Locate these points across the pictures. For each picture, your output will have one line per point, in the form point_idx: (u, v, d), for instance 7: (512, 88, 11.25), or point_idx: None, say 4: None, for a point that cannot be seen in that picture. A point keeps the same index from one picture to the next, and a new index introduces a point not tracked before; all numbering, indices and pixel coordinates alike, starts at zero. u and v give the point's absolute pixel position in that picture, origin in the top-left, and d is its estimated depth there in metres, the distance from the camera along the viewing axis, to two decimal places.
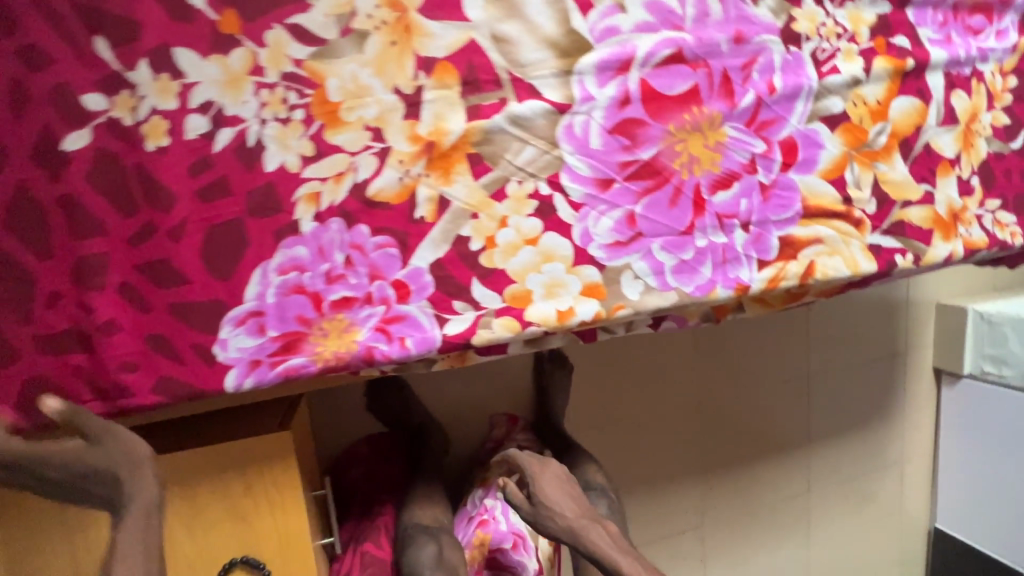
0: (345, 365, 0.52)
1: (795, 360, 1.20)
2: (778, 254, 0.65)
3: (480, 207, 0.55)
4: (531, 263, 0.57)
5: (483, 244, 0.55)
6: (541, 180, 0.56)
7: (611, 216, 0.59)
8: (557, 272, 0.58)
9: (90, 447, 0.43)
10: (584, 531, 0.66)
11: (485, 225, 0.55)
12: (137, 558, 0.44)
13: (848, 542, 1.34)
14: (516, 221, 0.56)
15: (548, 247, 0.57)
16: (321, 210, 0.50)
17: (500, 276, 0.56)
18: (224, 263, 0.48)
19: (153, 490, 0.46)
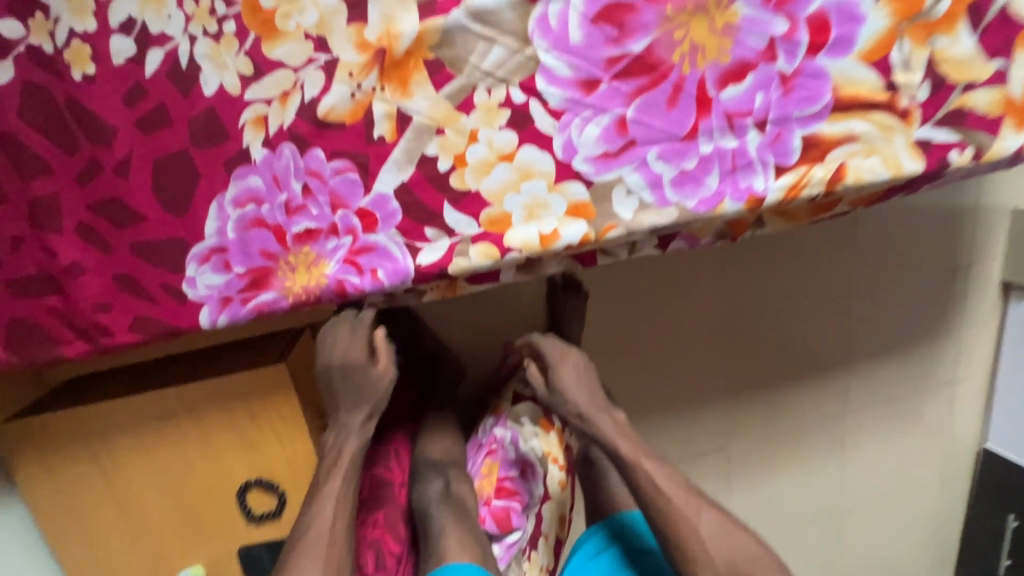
0: (318, 299, 0.51)
1: (835, 278, 1.10)
2: (800, 158, 0.56)
3: (446, 122, 0.49)
4: (508, 182, 0.52)
5: (452, 163, 0.50)
6: (512, 86, 0.50)
7: (598, 123, 0.52)
8: (538, 190, 0.52)
9: (366, 371, 0.58)
10: (595, 420, 0.64)
11: (452, 142, 0.50)
12: (338, 482, 0.58)
13: (886, 462, 1.30)
14: (487, 135, 0.50)
15: (526, 164, 0.52)
16: (271, 135, 0.46)
17: (473, 199, 0.52)
18: (176, 197, 0.46)
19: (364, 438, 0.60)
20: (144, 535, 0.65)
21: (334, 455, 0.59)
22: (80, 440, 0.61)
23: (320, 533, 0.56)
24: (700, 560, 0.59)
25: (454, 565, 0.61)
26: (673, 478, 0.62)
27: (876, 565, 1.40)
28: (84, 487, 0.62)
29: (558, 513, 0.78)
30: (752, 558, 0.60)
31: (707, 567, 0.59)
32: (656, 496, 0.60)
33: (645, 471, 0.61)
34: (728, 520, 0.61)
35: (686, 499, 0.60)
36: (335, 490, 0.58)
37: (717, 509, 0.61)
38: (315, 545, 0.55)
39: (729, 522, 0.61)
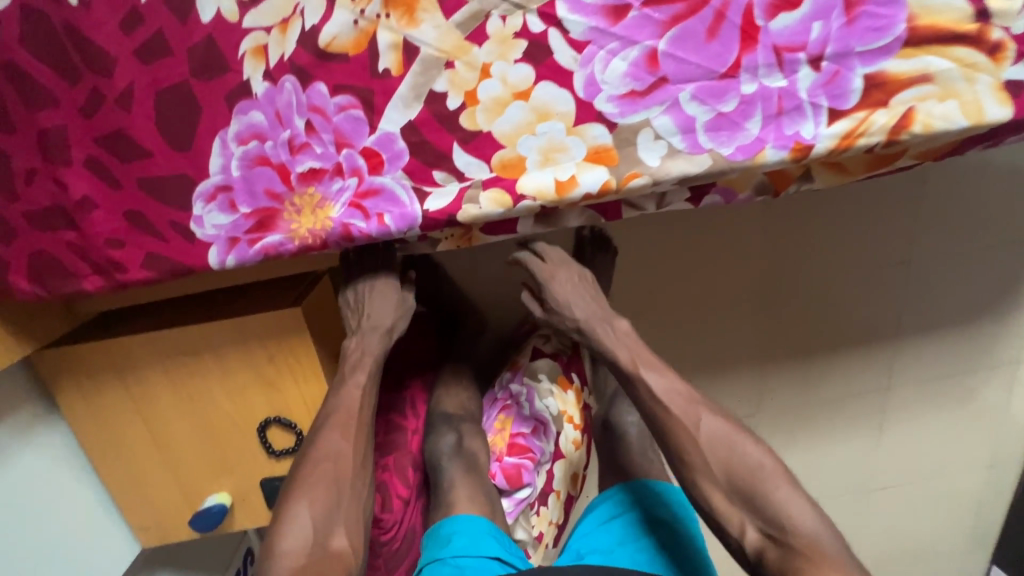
0: (324, 243, 0.50)
1: (892, 242, 1.00)
2: (860, 101, 0.49)
3: (457, 54, 0.45)
4: (523, 123, 0.48)
5: (463, 101, 0.47)
6: (530, 12, 0.45)
7: (625, 57, 0.46)
8: (556, 133, 0.48)
9: (384, 289, 0.62)
10: (595, 327, 0.63)
11: (463, 77, 0.46)
12: (362, 377, 0.60)
13: (929, 440, 1.22)
14: (501, 69, 0.46)
15: (543, 103, 0.47)
16: (271, 68, 0.45)
17: (485, 140, 0.48)
18: (180, 132, 0.45)
19: (381, 345, 0.62)
20: (174, 461, 0.69)
21: (358, 354, 0.61)
22: (112, 369, 0.64)
23: (347, 413, 0.58)
24: (697, 465, 0.56)
25: (458, 517, 0.62)
26: (675, 386, 0.59)
27: (906, 542, 1.36)
28: (119, 413, 0.66)
29: (570, 472, 0.78)
30: (760, 467, 0.55)
31: (705, 472, 0.56)
32: (654, 401, 0.58)
33: (645, 379, 0.59)
34: (731, 426, 0.57)
35: (684, 404, 0.57)
36: (357, 385, 0.59)
37: (720, 417, 0.58)
38: (342, 421, 0.57)
39: (732, 429, 0.57)
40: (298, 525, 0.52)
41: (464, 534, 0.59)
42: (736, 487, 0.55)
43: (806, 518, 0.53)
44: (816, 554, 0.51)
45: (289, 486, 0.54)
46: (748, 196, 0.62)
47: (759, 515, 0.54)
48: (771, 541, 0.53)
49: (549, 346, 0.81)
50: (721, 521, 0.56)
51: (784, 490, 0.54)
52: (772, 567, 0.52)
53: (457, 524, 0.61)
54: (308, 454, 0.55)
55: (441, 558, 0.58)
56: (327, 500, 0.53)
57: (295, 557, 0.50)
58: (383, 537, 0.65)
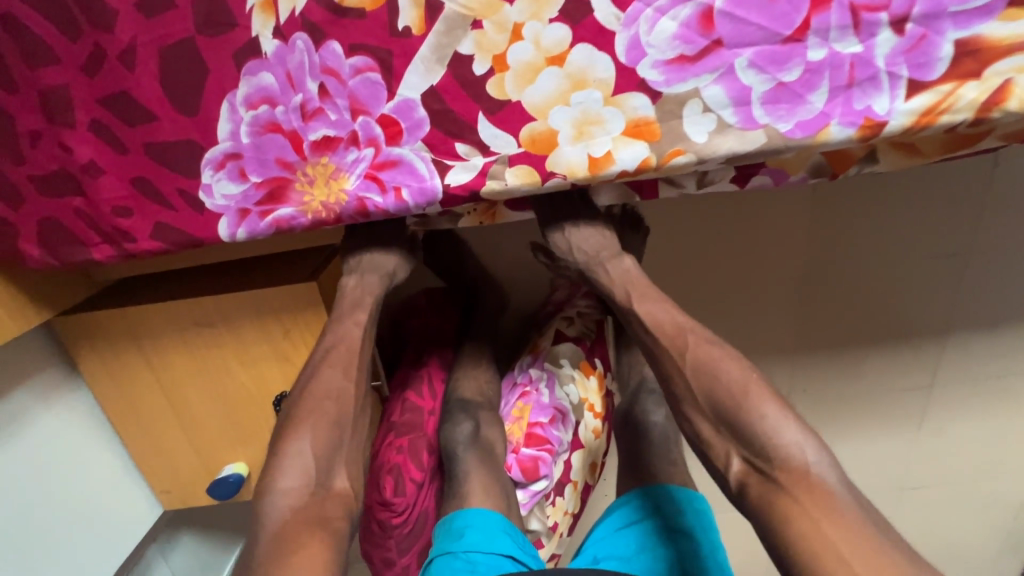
0: (338, 217, 0.48)
1: (954, 230, 0.92)
2: (946, 72, 0.42)
3: (485, 13, 0.41)
4: (557, 91, 0.43)
5: (490, 67, 0.43)
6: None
7: (675, 16, 0.41)
8: (592, 103, 0.43)
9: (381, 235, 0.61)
10: (594, 267, 0.60)
11: (491, 37, 0.41)
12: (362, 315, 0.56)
13: (972, 442, 1.15)
14: (534, 28, 0.41)
15: (580, 69, 0.42)
16: (282, 24, 0.41)
17: (512, 109, 0.44)
18: (186, 94, 0.42)
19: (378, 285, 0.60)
20: (192, 429, 0.69)
21: (358, 294, 0.58)
22: (129, 336, 0.63)
23: (347, 349, 0.54)
24: (681, 391, 0.49)
25: (472, 509, 0.59)
26: (672, 317, 0.52)
27: (935, 543, 1.31)
28: (138, 380, 0.66)
29: (588, 461, 0.77)
30: (746, 387, 0.46)
31: (688, 400, 0.48)
32: (648, 327, 0.52)
33: (637, 310, 0.54)
34: (722, 351, 0.48)
35: (671, 332, 0.51)
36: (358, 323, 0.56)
37: (711, 341, 0.49)
38: (342, 357, 0.53)
39: (721, 352, 0.48)
40: (297, 460, 0.46)
41: (477, 529, 0.57)
42: (719, 413, 0.46)
43: (800, 448, 0.43)
44: (803, 491, 0.42)
45: (283, 423, 0.49)
46: (803, 177, 0.56)
47: (742, 442, 0.45)
48: (755, 471, 0.44)
49: (572, 329, 0.81)
50: (707, 450, 0.48)
51: (774, 415, 0.44)
52: (754, 501, 0.44)
53: (469, 517, 0.58)
54: (306, 389, 0.50)
55: (451, 552, 0.56)
56: (331, 438, 0.48)
57: (293, 497, 0.44)
58: (394, 521, 0.63)
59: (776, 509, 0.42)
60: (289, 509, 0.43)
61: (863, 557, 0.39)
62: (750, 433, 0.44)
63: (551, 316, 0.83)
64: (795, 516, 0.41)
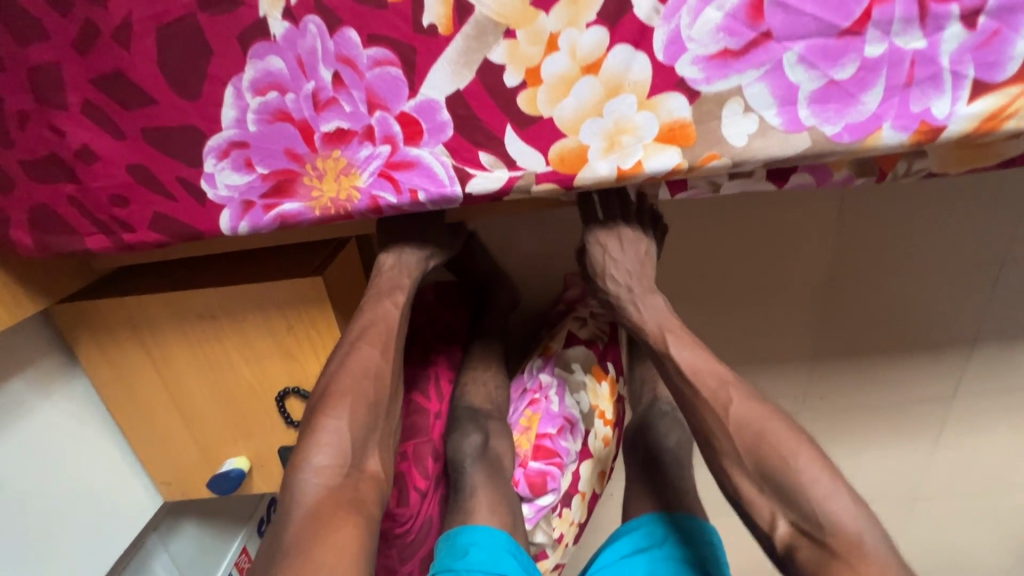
0: (348, 214, 0.45)
1: (989, 239, 0.87)
2: (1018, 72, 0.38)
3: (519, 23, 0.38)
4: (590, 102, 0.41)
5: (523, 80, 0.40)
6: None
7: (721, 5, 0.37)
8: (626, 109, 0.41)
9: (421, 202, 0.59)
10: (624, 301, 0.58)
11: (523, 47, 0.39)
12: (399, 297, 0.55)
13: (994, 456, 1.11)
14: (570, 35, 0.39)
15: (615, 73, 0.40)
16: (292, 6, 0.38)
17: (543, 123, 0.42)
18: (186, 77, 0.40)
19: (414, 269, 0.58)
20: (194, 423, 0.67)
21: (395, 274, 0.56)
22: (128, 324, 0.61)
23: (385, 327, 0.52)
24: (722, 446, 0.46)
25: (475, 528, 0.57)
26: (712, 365, 0.49)
27: (947, 557, 1.28)
28: (137, 371, 0.64)
29: (597, 471, 0.75)
30: (796, 447, 0.44)
31: (732, 458, 0.46)
32: (691, 377, 0.49)
33: (674, 356, 0.51)
34: (767, 411, 0.46)
35: (713, 384, 0.48)
36: (394, 307, 0.54)
37: (754, 396, 0.47)
38: (381, 334, 0.52)
39: (768, 414, 0.46)
40: (333, 438, 0.45)
41: (483, 548, 0.55)
42: (766, 475, 0.44)
43: (853, 516, 0.42)
44: (856, 558, 0.40)
45: (316, 399, 0.48)
46: (846, 176, 0.53)
47: (790, 505, 0.43)
48: (804, 536, 0.42)
49: (585, 331, 0.79)
50: (748, 509, 0.46)
51: (826, 482, 0.42)
52: (805, 569, 0.42)
53: (473, 536, 0.57)
54: (342, 366, 0.49)
55: (454, 570, 0.54)
56: (366, 418, 0.47)
57: (328, 475, 0.43)
58: (396, 531, 0.61)
59: None
60: (323, 488, 0.43)
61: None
62: (803, 498, 0.42)
63: (564, 315, 0.82)
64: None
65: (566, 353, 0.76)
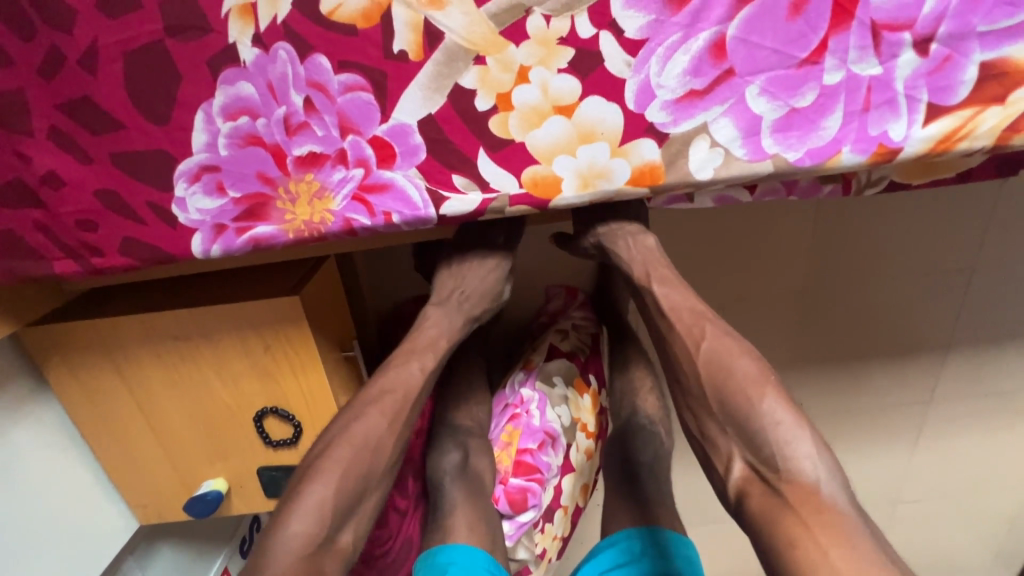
0: (322, 236, 0.45)
1: (958, 246, 0.90)
2: (970, 95, 0.41)
3: (489, 50, 0.39)
4: (563, 139, 0.42)
5: (494, 104, 0.41)
6: (579, 13, 0.39)
7: (686, 52, 0.40)
8: (600, 155, 0.43)
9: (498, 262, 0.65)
10: (614, 239, 0.62)
11: (495, 77, 0.40)
12: (425, 359, 0.55)
13: (972, 458, 1.14)
14: (542, 75, 0.40)
15: (589, 121, 0.42)
16: (262, 32, 0.38)
17: (515, 150, 0.43)
18: (155, 102, 0.39)
19: (454, 327, 0.60)
20: (170, 445, 0.66)
21: (433, 333, 0.58)
22: (102, 349, 0.60)
23: (402, 396, 0.51)
24: (690, 385, 0.49)
25: (455, 546, 0.57)
26: (688, 301, 0.54)
27: (931, 558, 1.29)
28: (110, 395, 0.63)
29: (579, 484, 0.77)
30: (761, 386, 0.45)
31: (696, 395, 0.48)
32: (666, 312, 0.53)
33: (653, 291, 0.56)
34: (739, 349, 0.48)
35: (688, 319, 0.51)
36: (417, 373, 0.54)
37: (728, 334, 0.50)
38: (392, 405, 0.50)
39: (739, 352, 0.48)
40: (314, 504, 0.43)
41: (461, 568, 0.55)
42: (727, 412, 0.45)
43: (813, 464, 0.42)
44: (806, 506, 0.40)
45: (311, 459, 0.46)
46: (814, 183, 0.54)
47: (749, 446, 0.44)
48: (758, 478, 0.43)
49: (566, 344, 0.82)
50: (710, 450, 0.47)
51: (789, 424, 0.43)
52: (753, 512, 0.42)
53: (454, 554, 0.56)
54: (344, 431, 0.47)
55: None
56: (353, 492, 0.45)
57: (300, 544, 0.41)
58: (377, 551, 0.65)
59: (773, 517, 0.41)
60: (293, 556, 0.41)
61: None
62: (761, 439, 0.43)
63: (546, 326, 0.86)
64: (801, 538, 0.39)
65: (547, 370, 0.78)
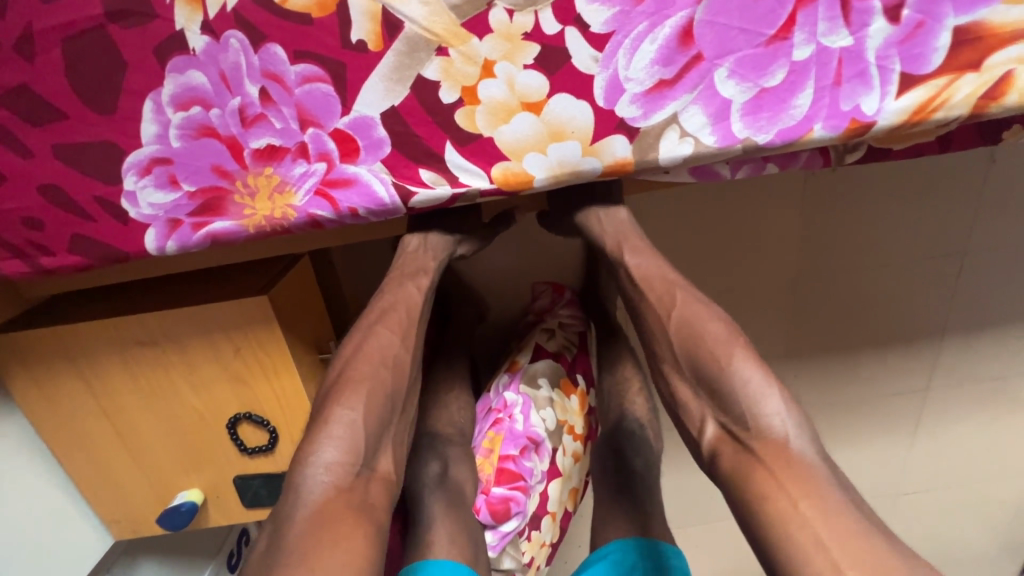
0: (286, 231, 0.44)
1: (947, 229, 0.89)
2: (943, 63, 0.39)
3: (452, 41, 0.38)
4: (532, 136, 0.41)
5: (459, 97, 0.40)
6: (543, 8, 0.37)
7: (654, 41, 0.38)
8: (570, 154, 0.42)
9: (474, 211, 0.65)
10: (592, 219, 0.61)
11: (458, 69, 0.39)
12: (412, 285, 0.57)
13: (970, 446, 1.12)
14: (508, 70, 0.39)
15: (559, 119, 0.40)
16: (211, 19, 0.36)
17: (483, 146, 0.41)
18: (100, 92, 0.38)
19: (439, 255, 0.60)
20: (141, 456, 0.64)
21: (421, 256, 0.59)
22: (64, 355, 0.58)
23: (406, 312, 0.54)
24: (663, 352, 0.49)
25: (438, 562, 0.56)
26: (661, 272, 0.53)
27: (932, 551, 1.27)
28: (74, 403, 0.60)
29: (567, 489, 0.75)
30: (730, 346, 0.44)
31: (668, 358, 0.48)
32: (636, 282, 0.54)
33: (626, 263, 0.55)
34: (707, 312, 0.48)
35: (659, 288, 0.51)
36: (411, 294, 0.56)
37: (699, 300, 0.49)
38: (398, 320, 0.53)
39: (707, 314, 0.47)
40: (344, 429, 0.45)
41: None
42: (698, 374, 0.45)
43: (781, 420, 0.41)
44: (775, 462, 0.40)
45: (329, 389, 0.48)
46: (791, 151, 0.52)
47: (720, 406, 0.44)
48: (730, 438, 0.43)
49: (552, 343, 0.81)
50: (684, 415, 0.47)
51: (757, 381, 0.42)
52: (724, 470, 0.42)
53: (437, 570, 0.55)
54: (360, 352, 0.50)
55: None
56: (382, 411, 0.47)
57: (336, 475, 0.43)
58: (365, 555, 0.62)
59: (743, 474, 0.40)
60: (332, 485, 0.43)
61: (843, 544, 0.35)
62: (730, 398, 0.43)
63: (532, 326, 0.84)
64: (772, 492, 0.38)
65: (533, 367, 0.76)
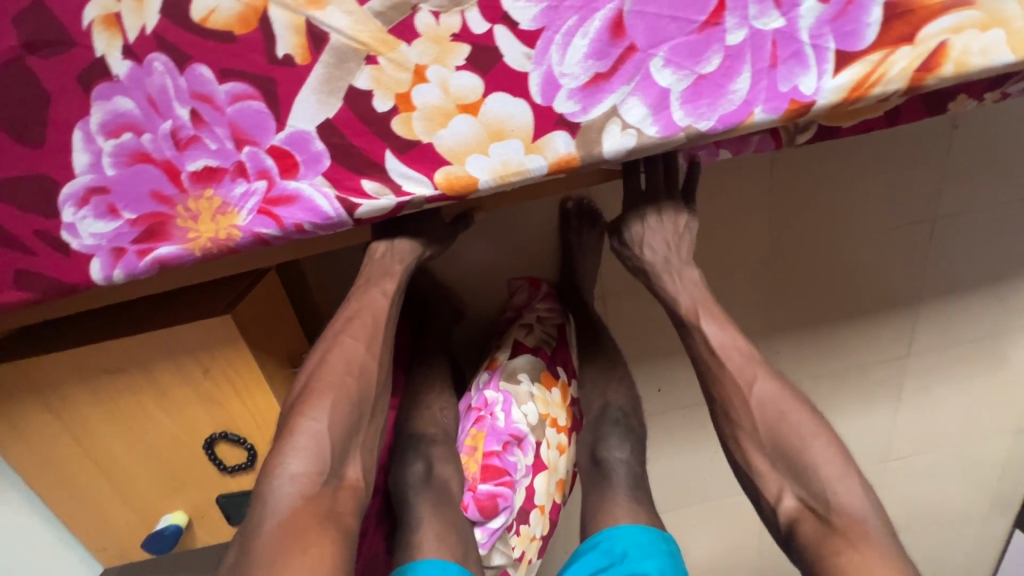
0: (233, 251, 0.43)
1: (915, 199, 0.90)
2: (877, 38, 0.39)
3: (380, 49, 0.37)
4: (472, 138, 0.41)
5: (394, 105, 0.39)
6: (469, 8, 0.37)
7: (585, 35, 0.38)
8: (513, 153, 0.41)
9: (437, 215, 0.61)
10: (660, 274, 0.63)
11: (391, 77, 0.38)
12: (378, 294, 0.56)
13: (954, 410, 1.14)
14: (441, 74, 0.38)
15: (497, 119, 0.40)
16: (131, 43, 0.36)
17: (423, 152, 0.41)
18: (28, 124, 0.37)
19: (403, 262, 0.58)
20: (121, 483, 0.64)
21: (386, 262, 0.58)
22: (31, 388, 0.57)
23: (371, 319, 0.54)
24: (741, 421, 0.55)
25: (427, 562, 0.58)
26: (735, 340, 0.58)
27: (925, 514, 1.30)
28: (46, 435, 0.60)
29: (554, 481, 0.74)
30: (812, 435, 0.52)
31: (749, 432, 0.55)
32: (704, 351, 0.58)
33: (703, 328, 0.58)
34: (786, 394, 0.54)
35: (739, 359, 0.56)
36: (377, 303, 0.55)
37: (776, 380, 0.55)
38: (364, 328, 0.53)
39: (784, 395, 0.54)
40: (309, 440, 0.45)
41: None
42: (779, 451, 0.53)
43: (854, 500, 0.49)
44: (857, 535, 0.47)
45: (295, 401, 0.48)
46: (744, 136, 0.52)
47: (801, 482, 0.51)
48: (809, 512, 0.50)
49: (529, 339, 0.80)
50: (761, 484, 0.54)
51: (832, 470, 0.51)
52: (805, 538, 0.49)
53: (427, 570, 0.57)
54: (324, 363, 0.50)
55: None
56: (347, 419, 0.48)
57: (303, 485, 0.44)
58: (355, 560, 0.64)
59: (826, 545, 0.48)
60: (298, 496, 0.43)
61: None
62: (812, 475, 0.51)
63: (511, 322, 0.83)
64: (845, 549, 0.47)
65: (511, 363, 0.76)
